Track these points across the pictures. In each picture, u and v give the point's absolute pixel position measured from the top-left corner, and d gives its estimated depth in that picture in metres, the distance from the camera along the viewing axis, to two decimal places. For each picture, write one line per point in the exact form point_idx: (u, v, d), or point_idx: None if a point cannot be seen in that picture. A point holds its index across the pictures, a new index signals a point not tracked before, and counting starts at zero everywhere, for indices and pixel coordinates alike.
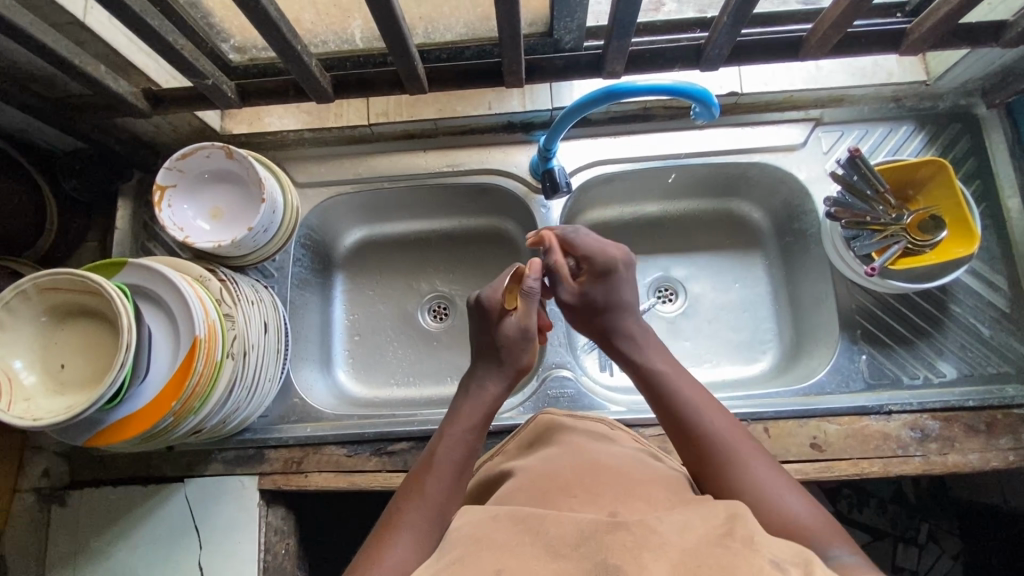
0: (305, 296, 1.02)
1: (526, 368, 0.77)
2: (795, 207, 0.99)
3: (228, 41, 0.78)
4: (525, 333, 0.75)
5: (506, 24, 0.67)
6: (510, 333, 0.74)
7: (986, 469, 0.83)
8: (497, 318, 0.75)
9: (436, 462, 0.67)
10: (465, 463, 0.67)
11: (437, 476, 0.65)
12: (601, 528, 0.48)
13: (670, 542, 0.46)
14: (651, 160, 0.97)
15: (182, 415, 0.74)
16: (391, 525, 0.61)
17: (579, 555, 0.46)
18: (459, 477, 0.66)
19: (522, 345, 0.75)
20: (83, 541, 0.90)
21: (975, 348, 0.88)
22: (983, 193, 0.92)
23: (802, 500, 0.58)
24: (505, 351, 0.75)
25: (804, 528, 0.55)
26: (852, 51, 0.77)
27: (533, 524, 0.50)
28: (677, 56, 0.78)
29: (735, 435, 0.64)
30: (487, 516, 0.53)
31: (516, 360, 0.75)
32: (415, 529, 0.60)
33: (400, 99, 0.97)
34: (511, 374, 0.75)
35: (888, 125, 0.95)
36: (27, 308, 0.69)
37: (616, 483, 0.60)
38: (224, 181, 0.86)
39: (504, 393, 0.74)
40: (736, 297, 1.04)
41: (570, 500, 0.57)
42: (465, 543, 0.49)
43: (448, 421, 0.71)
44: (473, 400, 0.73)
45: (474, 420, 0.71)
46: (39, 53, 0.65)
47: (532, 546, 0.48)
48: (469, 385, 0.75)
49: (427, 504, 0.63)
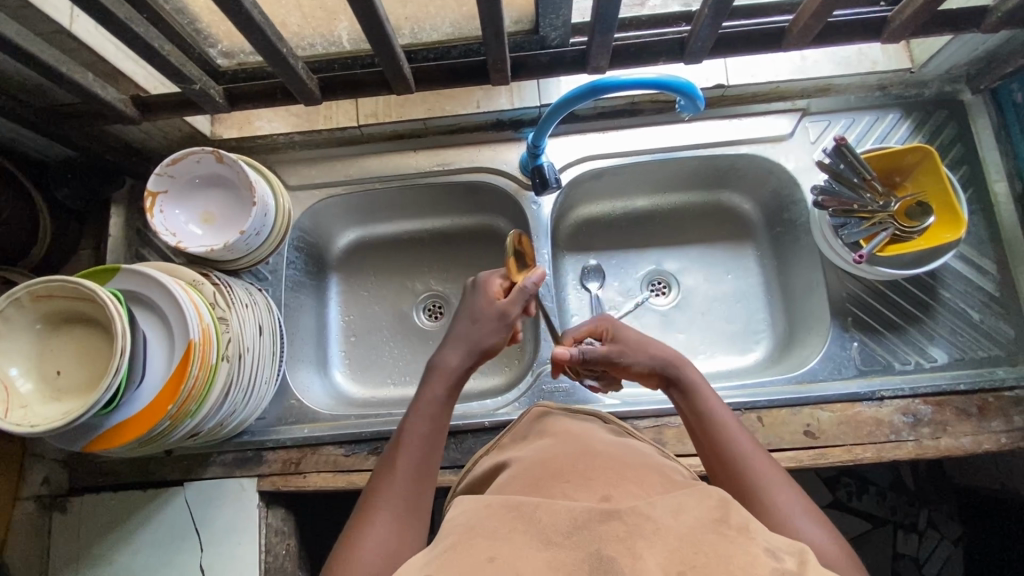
0: (300, 298, 1.03)
1: (493, 350, 0.75)
2: (784, 197, 1.00)
3: (216, 46, 0.79)
4: (503, 315, 0.74)
5: (489, 23, 0.68)
6: (488, 312, 0.74)
7: (979, 452, 0.84)
8: (480, 295, 0.75)
9: (404, 442, 0.66)
10: (433, 440, 0.67)
11: (409, 454, 0.65)
12: (595, 517, 0.49)
13: (666, 528, 0.47)
14: (640, 154, 0.98)
15: (178, 418, 0.74)
16: (367, 510, 0.61)
17: (573, 543, 0.46)
18: (429, 455, 0.66)
19: (496, 327, 0.74)
20: (85, 547, 0.90)
21: (965, 332, 0.89)
22: (970, 178, 0.93)
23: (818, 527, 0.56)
24: (475, 326, 0.74)
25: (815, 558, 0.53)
26: (835, 41, 0.77)
27: (526, 511, 0.50)
28: (661, 50, 0.79)
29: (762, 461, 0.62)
30: (479, 505, 0.54)
31: (478, 339, 0.73)
32: (392, 510, 0.60)
33: (389, 99, 0.98)
34: (473, 352, 0.73)
35: (874, 113, 0.96)
36: (22, 315, 0.69)
37: (610, 470, 0.60)
38: (215, 185, 0.87)
39: (466, 367, 0.72)
40: (729, 288, 1.05)
41: (564, 485, 0.57)
42: (458, 532, 0.50)
43: (417, 397, 0.70)
44: (439, 372, 0.71)
45: (439, 396, 0.69)
46: (25, 62, 0.66)
47: (526, 534, 0.48)
48: (432, 357, 0.73)
49: (402, 484, 0.63)
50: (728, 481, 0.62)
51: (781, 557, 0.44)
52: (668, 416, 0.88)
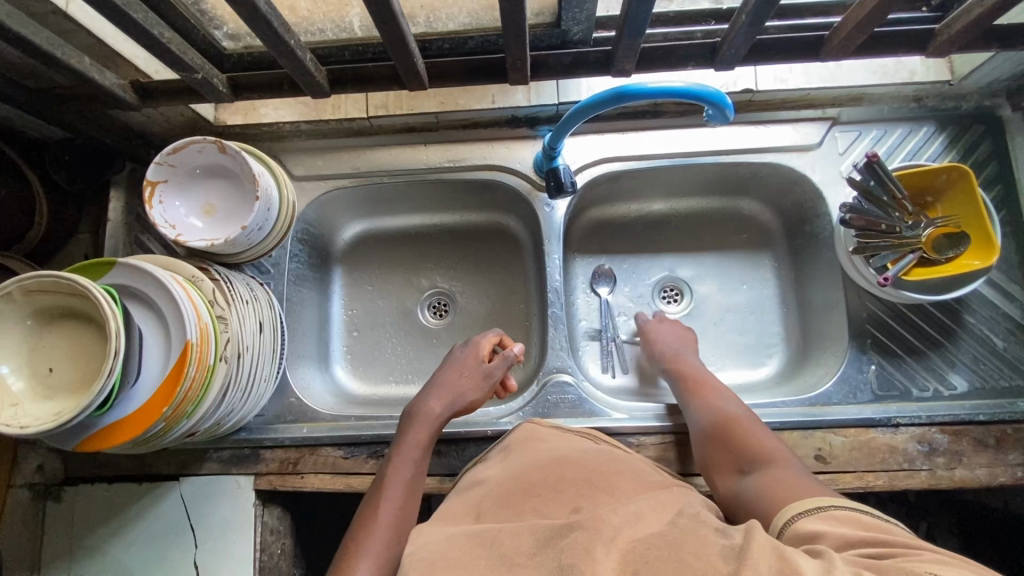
0: (302, 292, 1.00)
1: (472, 406, 0.80)
2: (807, 209, 0.96)
3: (221, 28, 0.75)
4: (486, 374, 0.81)
5: (511, 20, 0.64)
6: (475, 370, 0.81)
7: (993, 485, 0.82)
8: (467, 353, 0.83)
9: (389, 482, 0.67)
10: (415, 480, 0.69)
11: (390, 494, 0.66)
12: (554, 534, 0.48)
13: (621, 533, 0.46)
14: (661, 158, 0.94)
15: (174, 420, 0.72)
16: (351, 551, 0.60)
17: (536, 563, 0.46)
18: (409, 496, 0.67)
19: (480, 385, 0.80)
20: (79, 537, 0.89)
21: (988, 361, 0.86)
22: (1003, 199, 0.89)
23: (768, 437, 0.70)
24: (458, 381, 0.80)
25: (758, 453, 0.68)
26: (876, 52, 0.73)
27: (488, 537, 0.50)
28: (691, 54, 0.75)
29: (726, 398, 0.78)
30: (441, 538, 0.52)
31: (462, 391, 0.78)
32: (377, 551, 0.60)
33: (401, 91, 0.93)
34: (455, 402, 0.77)
35: (907, 125, 0.91)
36: (12, 310, 0.67)
37: (581, 479, 0.59)
38: (216, 176, 0.83)
39: (447, 414, 0.76)
40: (743, 299, 1.02)
41: (534, 500, 0.56)
42: (418, 566, 0.48)
43: (397, 443, 0.73)
44: (418, 423, 0.75)
45: (423, 439, 0.73)
46: (18, 45, 0.62)
47: (485, 559, 0.47)
48: (412, 404, 0.77)
49: (385, 524, 0.63)
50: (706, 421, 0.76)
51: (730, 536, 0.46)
52: (676, 432, 0.86)
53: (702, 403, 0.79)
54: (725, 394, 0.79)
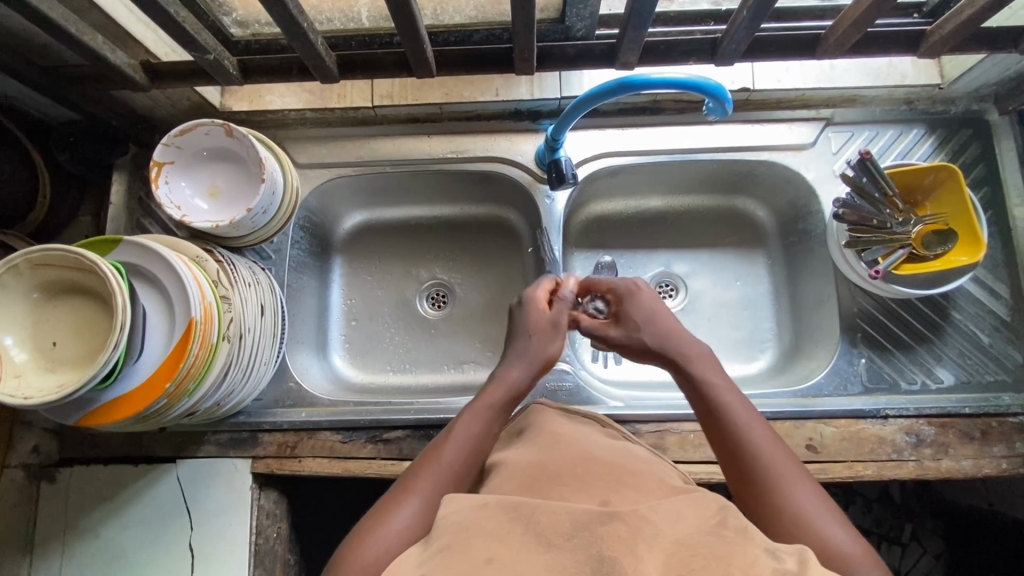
0: (302, 279, 1.01)
1: (549, 363, 0.75)
2: (801, 207, 0.98)
3: (231, 14, 0.77)
4: (558, 325, 0.76)
5: (520, 10, 0.66)
6: (545, 322, 0.76)
7: (979, 476, 0.84)
8: (530, 308, 0.77)
9: (453, 434, 0.65)
10: (483, 440, 0.66)
11: (454, 446, 0.64)
12: (595, 519, 0.47)
13: (664, 533, 0.46)
14: (659, 154, 0.96)
15: (176, 396, 0.73)
16: (404, 489, 0.61)
17: (572, 546, 0.45)
18: (475, 455, 0.64)
19: (555, 337, 0.76)
20: (74, 518, 0.89)
21: (973, 356, 0.88)
22: (990, 200, 0.91)
23: (843, 532, 0.54)
24: (532, 340, 0.75)
25: (835, 565, 0.52)
26: (870, 52, 0.75)
27: (523, 512, 0.49)
28: (691, 49, 0.77)
29: (779, 458, 0.59)
30: (475, 502, 0.51)
31: (539, 351, 0.73)
32: (424, 495, 0.60)
33: (405, 81, 0.95)
34: (533, 363, 0.72)
35: (898, 127, 0.94)
36: (18, 283, 0.67)
37: (607, 473, 0.60)
38: (223, 159, 0.84)
39: (526, 380, 0.71)
40: (738, 295, 1.04)
41: (562, 488, 0.56)
42: (449, 530, 0.48)
43: (475, 398, 0.70)
44: (497, 381, 0.71)
45: (495, 398, 0.69)
46: (35, 20, 0.63)
47: (521, 535, 0.47)
48: (495, 367, 0.73)
49: (440, 472, 0.62)
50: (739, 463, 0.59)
51: (780, 558, 0.46)
52: (670, 421, 0.87)
53: (736, 444, 0.60)
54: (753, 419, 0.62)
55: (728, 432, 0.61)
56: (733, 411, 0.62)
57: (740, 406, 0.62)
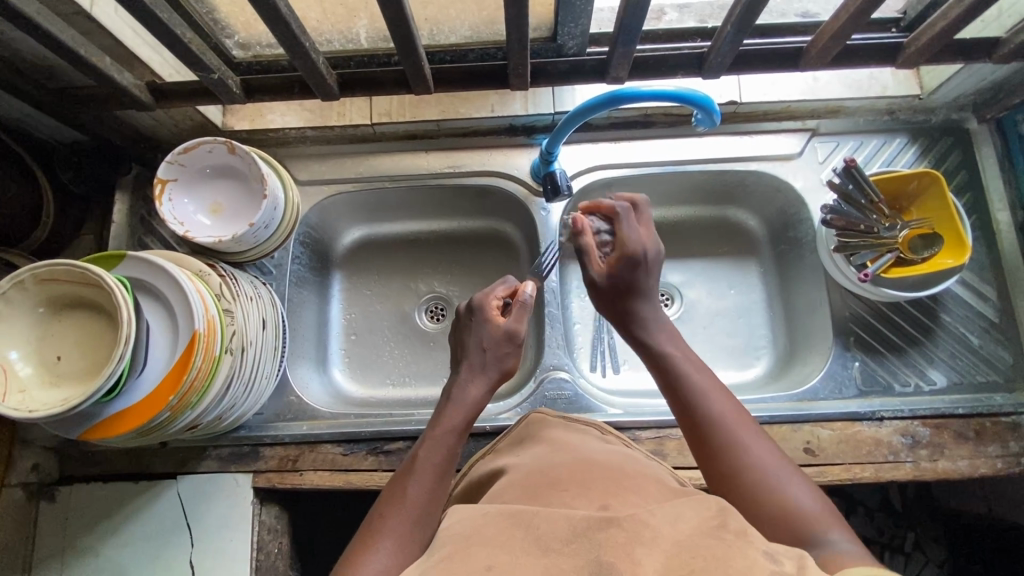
0: (303, 294, 1.02)
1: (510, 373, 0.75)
2: (791, 215, 1.01)
3: (233, 37, 0.79)
4: (511, 336, 0.73)
5: (513, 27, 0.68)
6: (496, 334, 0.73)
7: (975, 476, 0.85)
8: (482, 319, 0.74)
9: (417, 467, 0.65)
10: (447, 467, 0.66)
11: (419, 479, 0.64)
12: (593, 524, 0.48)
13: (664, 535, 0.46)
14: (650, 165, 0.98)
15: (179, 410, 0.73)
16: (375, 530, 0.60)
17: (572, 551, 0.46)
18: (441, 482, 0.65)
19: (509, 350, 0.73)
20: (73, 538, 0.88)
21: (964, 357, 0.90)
22: (974, 205, 0.94)
23: (808, 494, 0.57)
24: (488, 355, 0.73)
25: (791, 519, 0.55)
26: (851, 63, 0.79)
27: (524, 519, 0.50)
28: (679, 63, 0.80)
29: (742, 426, 0.62)
30: (478, 512, 0.53)
31: (495, 366, 0.73)
32: (397, 535, 0.59)
33: (403, 99, 0.98)
34: (495, 377, 0.73)
35: (881, 137, 0.97)
36: (23, 299, 0.68)
37: (609, 478, 0.60)
38: (226, 176, 0.86)
39: (485, 400, 0.72)
40: (732, 303, 1.05)
41: (563, 493, 0.57)
42: (454, 540, 0.49)
43: (432, 423, 0.70)
44: (455, 402, 0.71)
45: (458, 424, 0.69)
46: (45, 41, 0.65)
47: (522, 541, 0.47)
48: (451, 385, 0.73)
49: (409, 512, 0.61)
50: (698, 437, 0.63)
51: (780, 562, 0.44)
52: (669, 427, 0.89)
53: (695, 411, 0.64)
54: (711, 387, 0.65)
55: (689, 397, 0.65)
56: (693, 380, 0.66)
57: (697, 375, 0.67)
